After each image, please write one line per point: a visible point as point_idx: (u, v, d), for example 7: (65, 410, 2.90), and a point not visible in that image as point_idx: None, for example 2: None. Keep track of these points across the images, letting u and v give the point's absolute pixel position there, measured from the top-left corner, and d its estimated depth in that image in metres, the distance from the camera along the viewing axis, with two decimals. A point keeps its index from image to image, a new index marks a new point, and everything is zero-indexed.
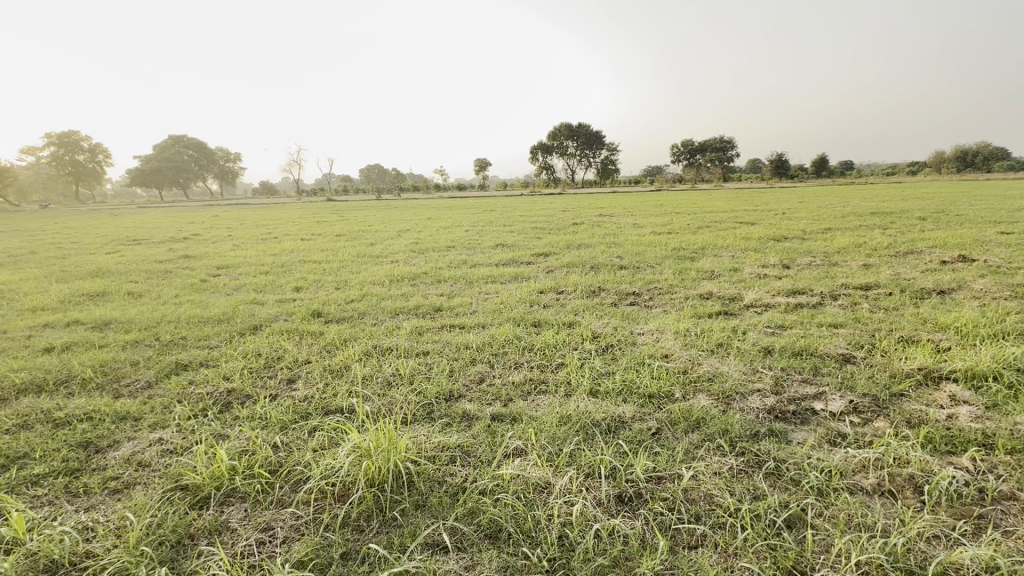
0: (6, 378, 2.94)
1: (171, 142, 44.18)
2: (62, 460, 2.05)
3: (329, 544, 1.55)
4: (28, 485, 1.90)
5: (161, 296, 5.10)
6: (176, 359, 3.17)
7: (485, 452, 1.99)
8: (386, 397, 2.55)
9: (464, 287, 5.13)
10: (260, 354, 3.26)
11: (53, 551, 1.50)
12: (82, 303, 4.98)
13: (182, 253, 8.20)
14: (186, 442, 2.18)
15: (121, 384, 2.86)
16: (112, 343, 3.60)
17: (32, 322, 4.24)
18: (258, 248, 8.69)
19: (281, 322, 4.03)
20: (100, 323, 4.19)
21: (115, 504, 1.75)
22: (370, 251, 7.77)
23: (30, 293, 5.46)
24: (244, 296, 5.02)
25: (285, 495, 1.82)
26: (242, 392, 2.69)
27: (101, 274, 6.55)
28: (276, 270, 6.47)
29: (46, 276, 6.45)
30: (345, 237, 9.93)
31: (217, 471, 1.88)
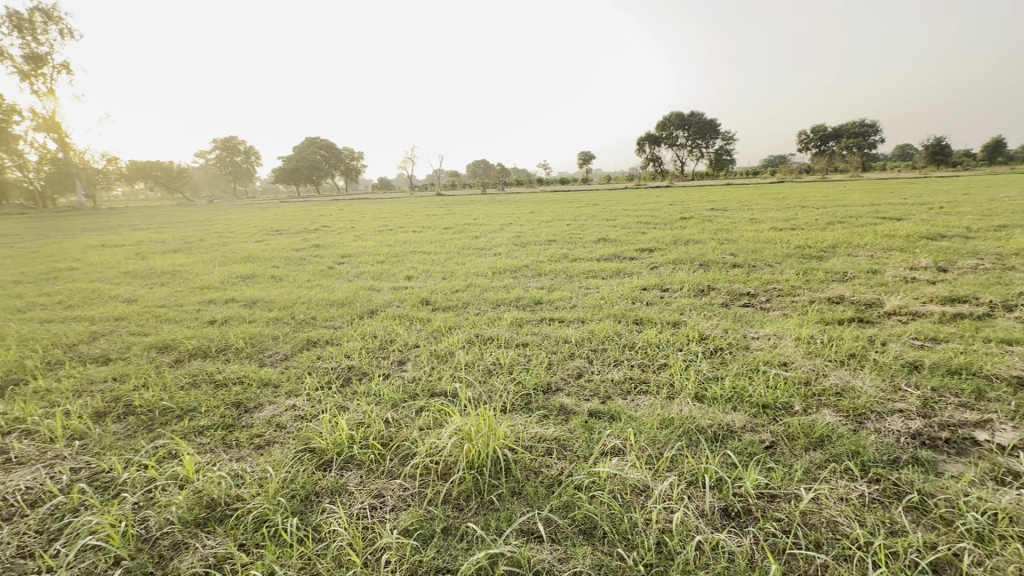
0: (182, 344, 3.55)
1: (307, 143, 49.55)
2: (220, 415, 2.43)
3: (432, 517, 1.65)
4: (196, 434, 2.28)
5: (296, 280, 5.80)
6: (308, 336, 3.58)
7: (581, 448, 1.98)
8: (487, 384, 2.64)
9: (564, 281, 5.12)
10: (376, 336, 3.57)
11: (213, 491, 1.78)
12: (236, 284, 5.82)
13: (314, 242, 9.24)
14: (314, 410, 2.45)
15: (264, 355, 3.30)
16: (258, 320, 4.16)
17: (202, 299, 5.06)
18: (376, 239, 9.45)
19: (394, 307, 4.36)
20: (250, 301, 4.88)
21: (258, 458, 2.04)
22: (475, 244, 8.08)
23: (201, 274, 6.51)
24: (363, 282, 5.50)
25: (394, 468, 1.97)
26: (360, 369, 2.97)
27: (251, 259, 7.61)
28: (390, 260, 6.99)
29: (210, 260, 7.65)
30: (452, 230, 10.40)
31: (338, 438, 2.10)
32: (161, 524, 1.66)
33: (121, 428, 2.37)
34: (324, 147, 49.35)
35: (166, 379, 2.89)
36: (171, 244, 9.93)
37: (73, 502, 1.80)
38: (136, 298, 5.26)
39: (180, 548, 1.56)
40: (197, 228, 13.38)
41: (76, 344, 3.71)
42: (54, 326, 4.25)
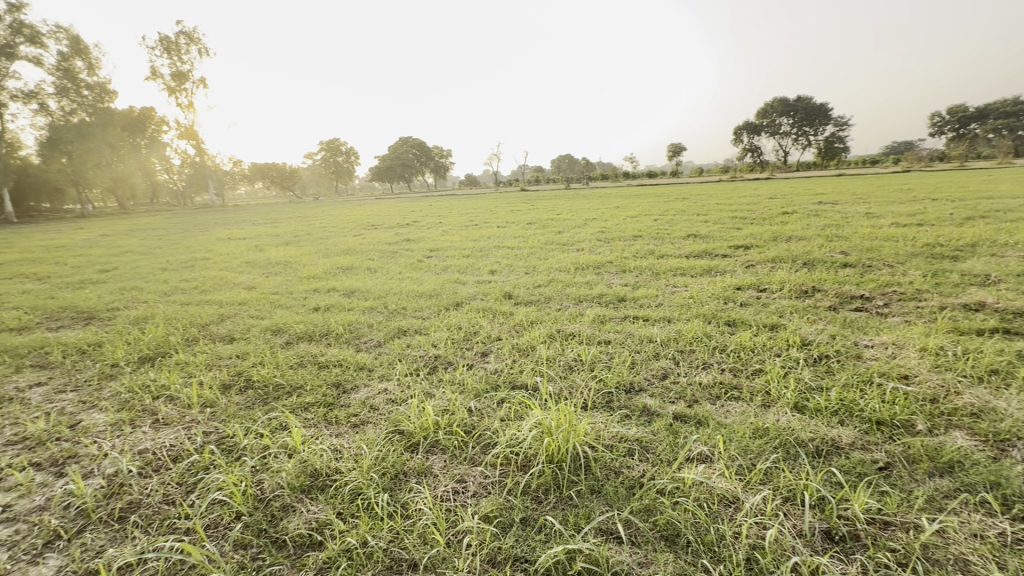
0: (291, 328, 3.93)
1: (400, 142, 52.35)
2: (323, 394, 2.67)
3: (511, 506, 1.69)
4: (302, 409, 2.53)
5: (389, 272, 6.17)
6: (398, 326, 3.80)
7: (665, 451, 1.92)
8: (568, 380, 2.64)
9: (650, 279, 4.95)
10: (461, 327, 3.70)
11: (316, 462, 1.97)
12: (337, 274, 6.32)
13: (405, 237, 9.77)
14: (404, 395, 2.61)
15: (360, 341, 3.56)
16: (355, 308, 4.49)
17: (308, 287, 5.56)
18: (462, 233, 9.77)
19: (478, 300, 4.49)
20: (349, 291, 5.28)
21: (354, 435, 2.21)
22: (558, 239, 8.06)
23: (307, 265, 7.15)
24: (449, 275, 5.72)
25: (476, 455, 2.04)
26: (446, 359, 3.10)
27: (350, 252, 8.22)
28: (475, 254, 7.19)
29: (316, 252, 8.39)
30: (535, 225, 10.45)
31: (424, 423, 2.22)
32: (273, 487, 1.86)
33: (242, 399, 2.69)
34: (416, 146, 51.82)
35: (278, 358, 3.23)
36: (283, 238, 11.00)
37: (205, 461, 2.08)
38: (254, 286, 5.91)
39: (289, 510, 1.74)
40: (304, 223, 14.69)
41: (208, 324, 4.26)
42: (192, 308, 4.90)
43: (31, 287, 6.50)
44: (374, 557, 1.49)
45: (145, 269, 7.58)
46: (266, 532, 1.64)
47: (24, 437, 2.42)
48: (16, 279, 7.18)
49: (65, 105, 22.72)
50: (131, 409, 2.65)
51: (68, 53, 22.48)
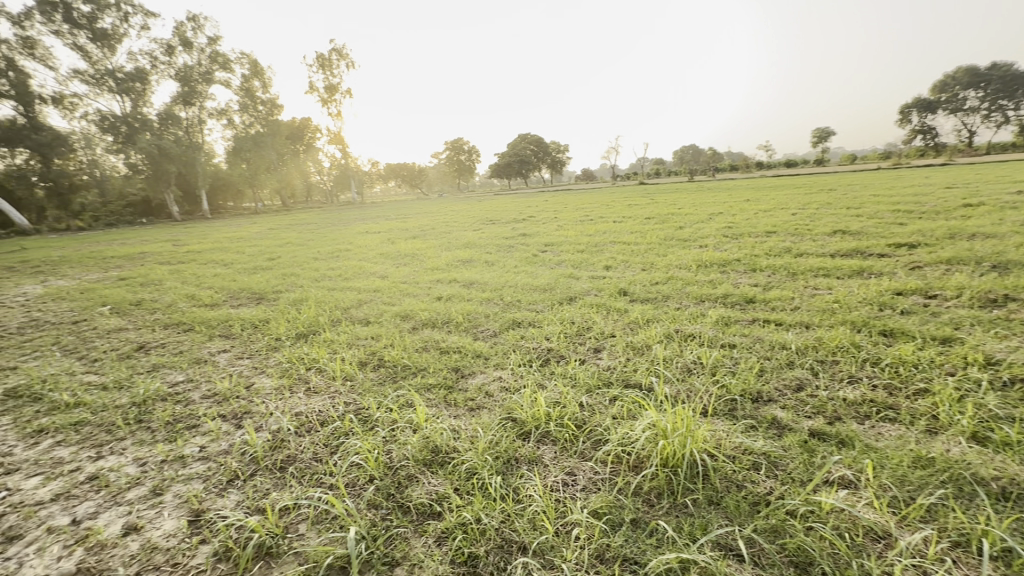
0: (417, 315, 4.28)
1: (519, 139, 53.52)
2: (443, 377, 2.87)
3: (621, 506, 1.66)
4: (425, 389, 2.74)
5: (506, 265, 6.38)
6: (513, 317, 3.92)
7: (797, 469, 1.73)
8: (686, 383, 2.50)
9: (785, 279, 4.47)
10: (574, 322, 3.70)
11: (437, 439, 2.12)
12: (458, 266, 6.71)
13: (521, 231, 10.02)
14: (517, 384, 2.69)
15: (478, 330, 3.75)
16: (473, 299, 4.72)
17: (432, 278, 5.99)
18: (577, 228, 9.72)
19: (592, 296, 4.45)
20: (468, 282, 5.58)
21: (471, 418, 2.34)
22: (679, 235, 7.64)
23: (432, 257, 7.69)
24: (563, 270, 5.75)
25: (586, 450, 2.03)
26: (558, 352, 3.13)
27: (470, 245, 8.67)
28: (590, 249, 7.12)
29: (440, 245, 8.99)
30: (654, 220, 10.01)
31: (536, 413, 2.27)
32: (400, 457, 2.05)
33: (375, 376, 3.00)
34: (534, 142, 52.58)
35: (406, 341, 3.54)
36: (412, 232, 11.96)
37: (345, 427, 2.36)
38: (387, 275, 6.52)
39: (413, 480, 1.90)
40: (430, 218, 15.79)
41: (348, 308, 4.81)
42: (336, 293, 5.56)
43: (220, 271, 7.91)
44: (486, 534, 1.57)
45: (301, 258, 8.77)
46: (393, 496, 1.82)
47: (214, 393, 2.98)
48: (210, 264, 8.78)
49: (246, 119, 27.09)
50: (290, 377, 3.11)
51: (249, 74, 26.70)
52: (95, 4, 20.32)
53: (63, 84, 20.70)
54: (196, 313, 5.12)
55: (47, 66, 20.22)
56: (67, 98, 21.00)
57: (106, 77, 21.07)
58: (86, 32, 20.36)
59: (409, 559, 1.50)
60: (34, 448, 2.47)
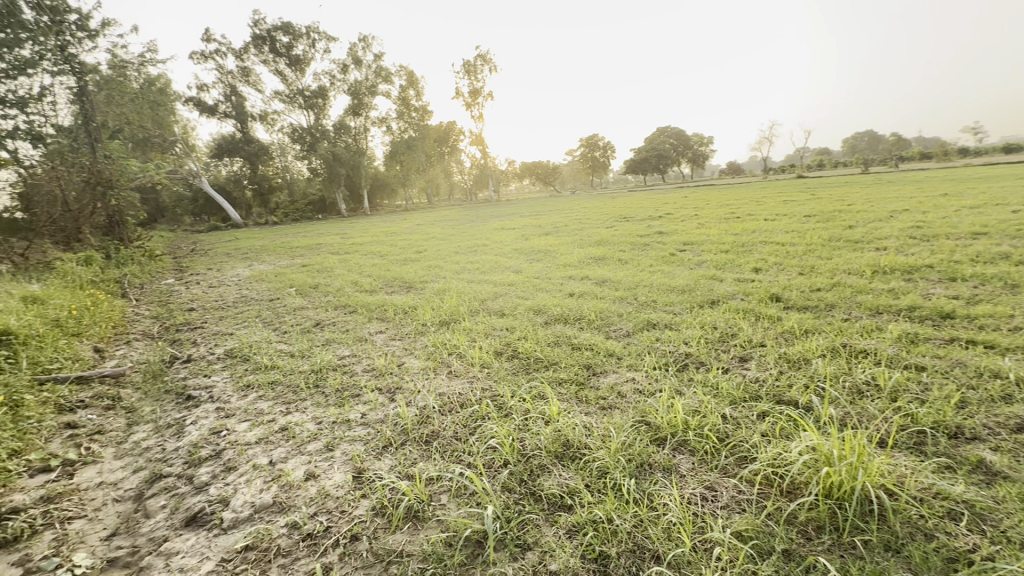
0: (550, 310, 4.36)
1: (658, 132, 50.95)
2: (575, 373, 2.88)
3: (771, 532, 1.51)
4: (557, 383, 2.78)
5: (641, 264, 6.17)
6: (648, 318, 3.78)
7: (1015, 528, 1.39)
8: (855, 407, 2.17)
9: (1001, 292, 3.60)
10: (716, 327, 3.43)
11: (569, 434, 2.14)
12: (590, 264, 6.66)
13: (658, 229, 9.58)
14: (651, 388, 2.59)
15: (611, 329, 3.69)
16: (606, 297, 4.66)
17: (565, 274, 6.03)
18: (722, 227, 8.97)
19: (737, 300, 4.09)
20: (600, 280, 5.51)
21: (603, 417, 2.32)
22: (849, 235, 6.61)
23: (564, 253, 7.76)
24: (704, 271, 5.37)
25: (729, 466, 1.88)
26: (698, 358, 2.94)
27: (603, 242, 8.57)
28: (736, 249, 6.53)
29: (572, 242, 9.03)
30: (817, 218, 8.79)
31: (673, 420, 2.17)
32: (533, 446, 2.12)
33: (509, 366, 3.13)
34: (674, 135, 49.66)
35: (539, 335, 3.63)
36: (545, 228, 12.19)
37: (483, 412, 2.51)
38: (521, 270, 6.75)
39: (545, 470, 1.95)
40: (563, 215, 15.95)
41: (486, 299, 5.09)
42: (474, 285, 5.92)
43: (378, 261, 8.95)
44: (618, 536, 1.55)
45: (444, 252, 9.52)
46: (526, 483, 1.89)
47: (373, 368, 3.39)
48: (369, 255, 9.97)
49: (402, 126, 30.15)
50: (434, 360, 3.40)
51: (406, 85, 29.58)
52: (292, 35, 24.29)
53: (267, 103, 25.15)
54: (358, 297, 5.86)
55: (257, 89, 24.76)
56: (269, 115, 25.47)
57: (298, 95, 25.09)
58: (285, 59, 24.45)
59: (540, 545, 1.54)
60: (243, 399, 3.07)
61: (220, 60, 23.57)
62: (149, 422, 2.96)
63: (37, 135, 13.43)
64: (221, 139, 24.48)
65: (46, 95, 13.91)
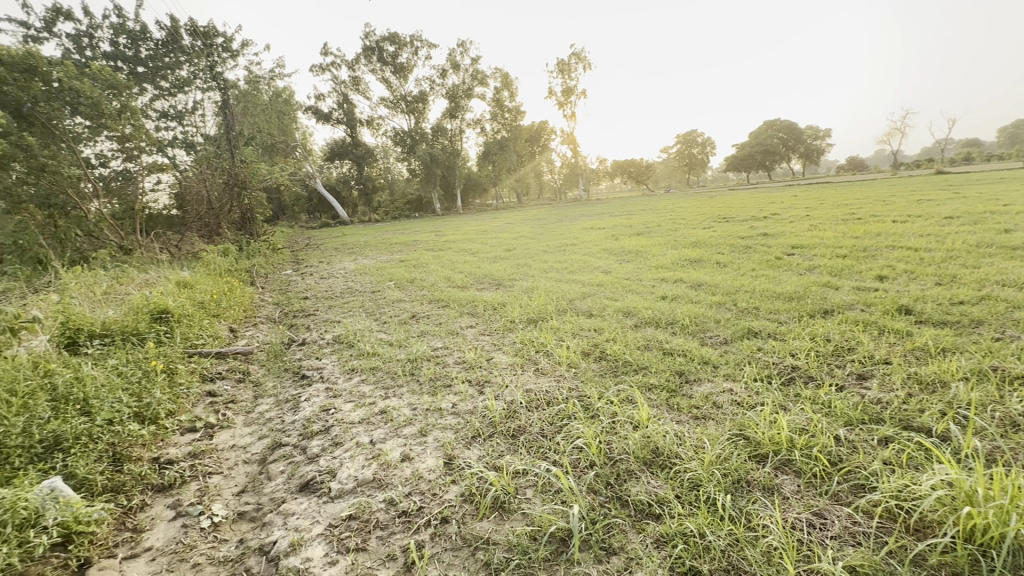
0: (640, 312, 4.23)
1: (765, 126, 47.01)
2: (666, 379, 2.77)
3: (892, 571, 1.34)
4: (647, 388, 2.70)
5: (741, 268, 5.77)
6: (750, 326, 3.52)
7: None
8: (1007, 441, 1.85)
9: None
10: (829, 340, 3.12)
11: (659, 441, 2.07)
12: (685, 266, 6.35)
13: (762, 230, 8.88)
14: (751, 400, 2.42)
15: (706, 335, 3.49)
16: (702, 302, 4.41)
17: (657, 276, 5.81)
18: (839, 230, 8.07)
19: (856, 311, 3.67)
20: (696, 283, 5.24)
21: (696, 427, 2.21)
22: (1004, 241, 5.62)
23: (656, 255, 7.47)
24: (817, 277, 4.88)
25: (841, 494, 1.70)
26: (806, 373, 2.69)
27: (700, 244, 8.12)
28: (856, 254, 5.85)
29: (665, 243, 8.67)
30: (962, 221, 7.58)
31: (777, 437, 2.01)
32: (621, 450, 2.08)
33: (597, 367, 3.10)
34: (783, 129, 45.58)
35: (628, 337, 3.54)
36: (637, 228, 11.80)
37: (569, 411, 2.51)
38: (611, 271, 6.62)
39: (632, 476, 1.90)
40: (656, 215, 15.34)
41: (574, 299, 5.06)
42: (563, 285, 5.91)
43: (469, 258, 9.27)
44: (711, 552, 1.47)
45: (533, 251, 9.61)
46: (612, 486, 1.86)
47: (463, 360, 3.53)
48: (462, 252, 10.35)
49: (496, 127, 30.86)
50: (522, 356, 3.46)
51: (500, 86, 30.23)
52: (398, 44, 25.91)
53: (374, 109, 27.07)
54: (451, 293, 6.12)
55: (366, 97, 26.74)
56: (375, 120, 27.41)
57: (401, 100, 26.73)
58: (391, 67, 26.11)
59: (626, 551, 1.52)
60: (349, 381, 3.37)
61: (336, 71, 25.82)
62: (272, 395, 3.35)
63: (189, 144, 15.71)
64: (333, 143, 26.78)
65: (198, 109, 16.22)
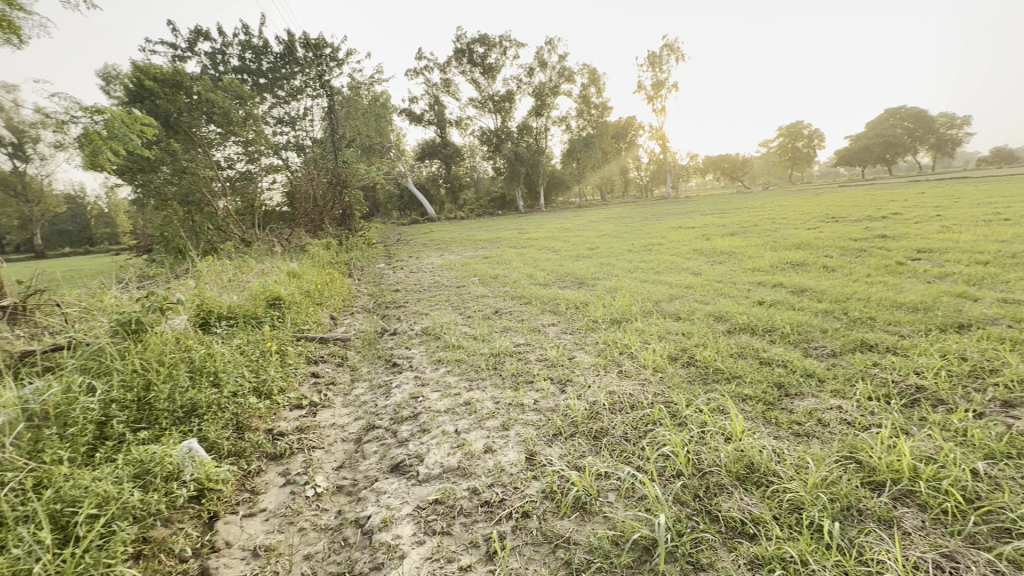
0: (734, 317, 3.97)
1: (886, 115, 41.89)
2: (763, 391, 2.58)
3: None
4: (740, 399, 2.53)
5: (854, 273, 5.20)
6: (863, 338, 3.17)
7: None
8: None
9: None
10: (965, 359, 2.71)
11: (754, 456, 1.93)
12: (786, 270, 5.86)
13: (880, 232, 7.92)
14: (864, 421, 2.18)
15: (810, 346, 3.20)
16: (805, 309, 4.05)
17: (753, 280, 5.42)
18: (980, 232, 6.98)
19: (1001, 327, 3.16)
20: (799, 289, 4.81)
21: (797, 445, 2.04)
22: None
23: (753, 256, 6.97)
24: (950, 286, 4.26)
25: (979, 536, 1.47)
26: (934, 395, 2.37)
27: (803, 246, 7.43)
28: (1002, 261, 5.03)
29: (763, 245, 8.05)
30: None
31: (897, 464, 1.79)
32: (711, 462, 1.97)
33: (685, 373, 2.96)
34: (910, 117, 40.22)
35: (719, 343, 3.34)
36: (730, 228, 11.06)
37: (654, 417, 2.42)
38: (701, 272, 6.27)
39: (724, 490, 1.80)
40: (753, 214, 14.29)
41: (660, 301, 4.87)
42: (648, 286, 5.71)
43: (551, 256, 9.27)
44: None
45: (617, 250, 9.39)
46: (701, 499, 1.77)
47: (545, 358, 3.54)
48: (544, 250, 10.39)
49: (581, 124, 30.50)
50: (604, 357, 3.40)
51: (587, 82, 29.80)
52: (488, 45, 26.50)
53: (463, 110, 27.97)
54: (533, 290, 6.17)
55: (455, 98, 27.70)
56: (463, 120, 28.32)
57: (488, 100, 27.34)
58: (480, 68, 26.81)
59: (716, 570, 1.44)
60: (436, 371, 3.52)
61: (429, 74, 27.02)
62: (367, 380, 3.61)
63: (299, 146, 17.31)
64: (425, 144, 28.08)
65: (308, 114, 17.81)
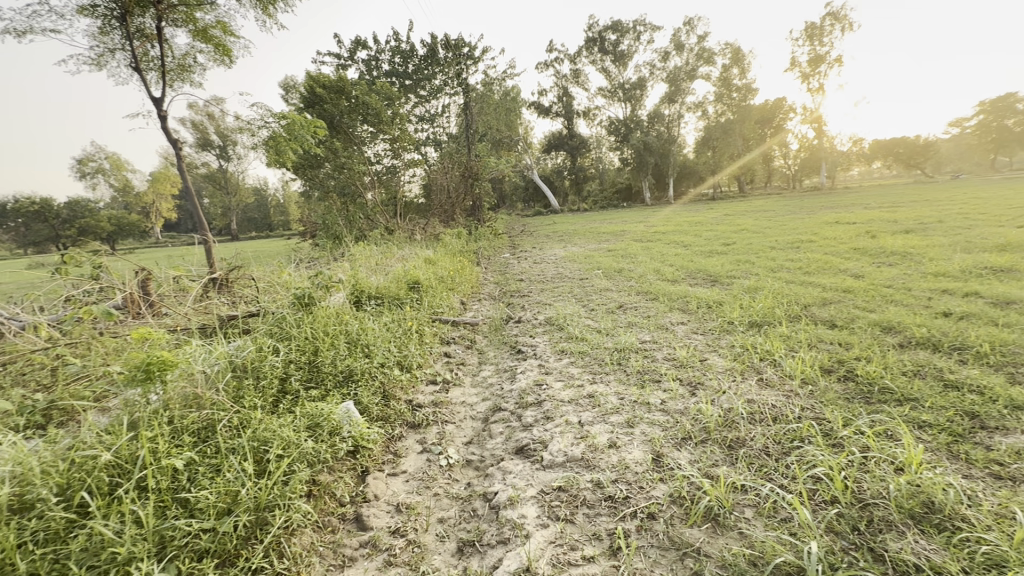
0: (909, 330, 3.37)
1: None
2: (948, 419, 2.16)
3: None
4: (916, 426, 2.15)
5: None
6: None
7: None
8: None
9: None
10: None
11: (935, 494, 1.63)
12: (983, 276, 4.81)
13: None
14: None
15: (1018, 372, 2.59)
16: (1013, 325, 3.29)
17: (936, 286, 4.54)
18: None
19: None
20: (1003, 300, 3.91)
21: (997, 489, 1.68)
22: None
23: (936, 258, 5.83)
24: None
25: None
26: None
27: (1012, 248, 6.01)
28: None
29: (950, 245, 6.70)
30: None
31: None
32: (876, 493, 1.72)
33: (841, 389, 2.60)
34: None
35: (889, 358, 2.87)
36: (905, 224, 9.38)
37: (802, 433, 2.18)
38: (865, 275, 5.43)
39: (892, 528, 1.55)
40: (937, 208, 11.95)
41: (810, 305, 4.33)
42: (796, 287, 5.11)
43: (680, 251, 8.78)
44: None
45: (757, 246, 8.55)
46: (861, 533, 1.56)
47: (673, 357, 3.38)
48: (673, 245, 9.85)
49: (720, 109, 28.17)
50: (741, 362, 3.13)
51: (730, 63, 27.37)
52: (620, 32, 25.71)
53: (591, 100, 27.60)
54: (661, 286, 5.90)
55: (584, 88, 27.45)
56: (592, 110, 27.96)
57: (618, 89, 26.62)
58: (611, 56, 26.09)
59: None
60: (560, 361, 3.57)
61: (559, 66, 27.14)
62: (493, 363, 3.79)
63: (437, 141, 18.62)
64: (551, 136, 28.35)
65: (446, 111, 19.06)
